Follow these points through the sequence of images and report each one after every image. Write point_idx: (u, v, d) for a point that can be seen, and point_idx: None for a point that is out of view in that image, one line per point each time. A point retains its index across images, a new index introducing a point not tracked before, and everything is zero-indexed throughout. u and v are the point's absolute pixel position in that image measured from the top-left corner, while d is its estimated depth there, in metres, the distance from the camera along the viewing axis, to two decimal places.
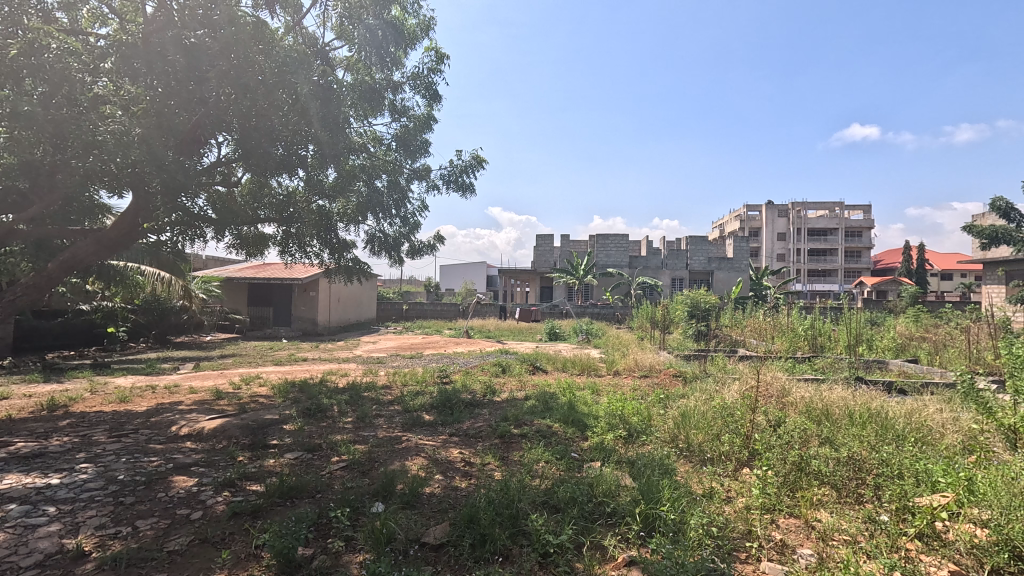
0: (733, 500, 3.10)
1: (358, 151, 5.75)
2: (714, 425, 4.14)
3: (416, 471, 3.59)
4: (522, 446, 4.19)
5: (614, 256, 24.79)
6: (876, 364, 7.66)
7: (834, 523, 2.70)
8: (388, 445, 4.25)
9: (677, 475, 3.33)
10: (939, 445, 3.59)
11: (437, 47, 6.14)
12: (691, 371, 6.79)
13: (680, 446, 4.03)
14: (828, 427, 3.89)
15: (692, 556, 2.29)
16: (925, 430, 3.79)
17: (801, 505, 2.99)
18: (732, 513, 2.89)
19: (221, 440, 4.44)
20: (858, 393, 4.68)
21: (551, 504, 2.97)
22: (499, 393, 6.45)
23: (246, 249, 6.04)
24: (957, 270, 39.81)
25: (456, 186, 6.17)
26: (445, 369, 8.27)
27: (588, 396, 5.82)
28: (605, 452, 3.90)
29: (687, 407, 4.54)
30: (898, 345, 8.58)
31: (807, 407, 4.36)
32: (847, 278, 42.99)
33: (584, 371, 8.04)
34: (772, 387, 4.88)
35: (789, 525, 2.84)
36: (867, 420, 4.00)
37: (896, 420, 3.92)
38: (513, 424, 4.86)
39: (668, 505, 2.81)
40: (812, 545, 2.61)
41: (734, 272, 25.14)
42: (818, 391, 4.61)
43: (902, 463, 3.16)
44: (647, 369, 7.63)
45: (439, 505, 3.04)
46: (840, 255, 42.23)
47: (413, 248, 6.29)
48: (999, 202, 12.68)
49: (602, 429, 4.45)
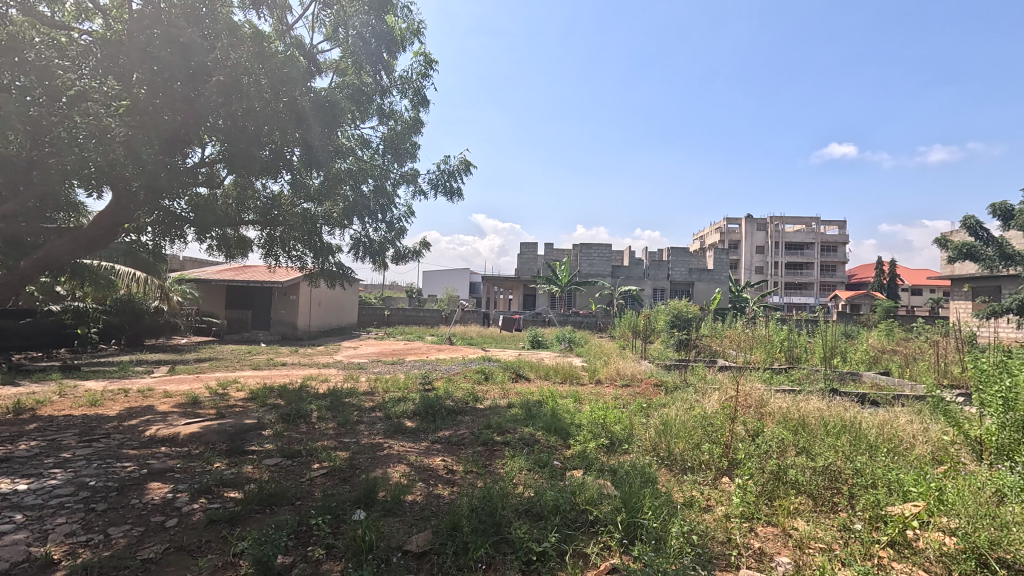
0: (712, 509, 3.13)
1: (345, 155, 5.72)
2: (694, 434, 4.20)
3: (397, 479, 3.55)
4: (505, 454, 4.19)
5: (596, 266, 25.08)
6: (850, 376, 7.83)
7: (810, 532, 2.73)
8: (369, 452, 4.20)
9: (658, 484, 3.36)
10: (910, 454, 3.70)
11: (426, 51, 6.12)
12: (671, 381, 6.88)
13: (661, 454, 4.05)
14: (804, 438, 3.96)
15: (673, 563, 2.33)
16: (895, 441, 3.90)
17: (778, 514, 3.02)
18: (712, 521, 2.93)
19: (197, 445, 4.35)
20: (833, 404, 4.80)
21: (533, 512, 2.96)
22: (482, 401, 6.42)
23: (227, 252, 5.95)
24: (926, 286, 41.17)
25: (442, 191, 6.16)
26: (427, 376, 8.19)
27: (570, 405, 5.85)
28: (587, 460, 3.91)
29: (668, 416, 4.60)
30: (870, 358, 8.80)
31: (784, 418, 4.43)
32: (822, 291, 43.96)
33: (566, 379, 8.07)
34: (751, 396, 4.95)
35: (767, 534, 2.86)
36: (840, 430, 4.08)
37: (867, 431, 4.02)
38: (496, 432, 4.84)
39: (649, 512, 2.82)
40: (789, 553, 2.64)
41: (714, 283, 25.53)
42: (794, 402, 4.71)
43: (873, 473, 3.27)
44: (628, 377, 7.73)
45: (422, 513, 3.02)
46: (816, 269, 43.27)
47: (397, 255, 6.25)
48: (969, 220, 13.06)
49: (585, 438, 4.45)
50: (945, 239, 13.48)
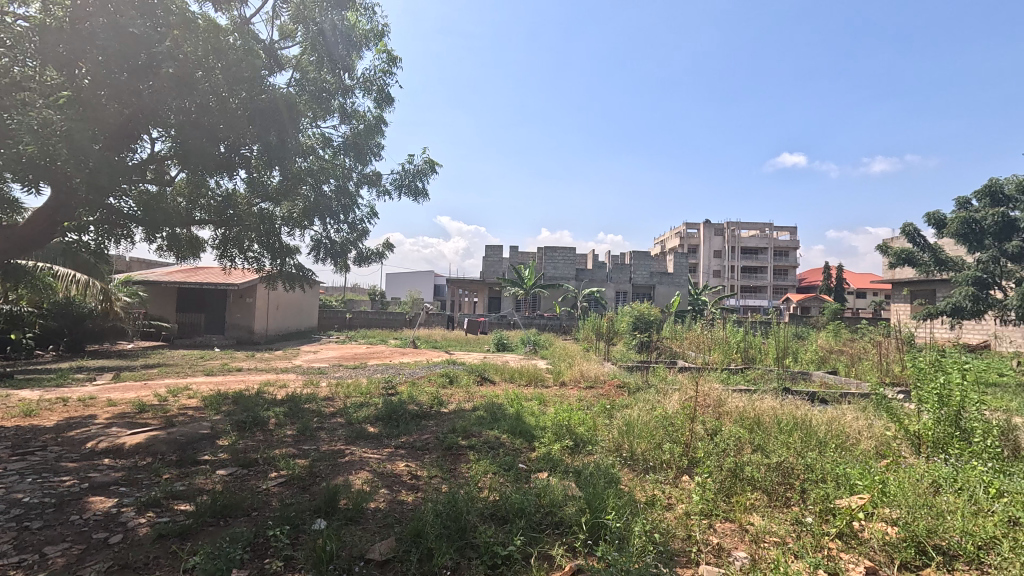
0: (673, 507, 3.21)
1: (305, 154, 5.57)
2: (655, 434, 4.29)
3: (359, 486, 3.47)
4: (469, 458, 4.16)
5: (561, 269, 25.33)
6: (801, 375, 8.19)
7: (765, 526, 2.84)
8: (330, 459, 4.09)
9: (621, 484, 3.41)
10: (855, 449, 3.90)
11: (390, 50, 6.03)
12: (633, 383, 7.02)
13: (624, 455, 4.12)
14: (759, 435, 4.11)
15: (636, 562, 2.37)
16: (842, 436, 4.10)
17: (736, 510, 3.12)
18: (673, 519, 3.00)
19: (145, 457, 4.12)
20: (786, 402, 5.00)
21: (498, 516, 2.96)
22: (446, 405, 6.37)
23: (179, 252, 5.69)
24: (870, 289, 43.59)
25: (406, 190, 6.08)
26: (390, 380, 8.06)
27: (535, 407, 5.87)
28: (552, 462, 3.93)
29: (630, 417, 4.67)
30: (819, 357, 9.23)
31: (741, 417, 4.58)
32: (775, 294, 45.84)
33: (530, 381, 8.10)
34: (709, 396, 5.10)
35: (725, 529, 2.95)
36: (793, 427, 4.26)
37: (817, 428, 4.21)
38: (461, 436, 4.81)
39: (613, 512, 2.85)
40: (746, 547, 2.73)
41: (674, 286, 26.22)
42: (750, 401, 4.89)
43: (823, 468, 3.42)
44: (592, 379, 7.83)
45: (384, 520, 2.96)
46: (770, 273, 45.10)
47: (360, 256, 6.12)
48: (907, 227, 13.90)
49: (550, 440, 4.47)
50: (886, 245, 14.30)
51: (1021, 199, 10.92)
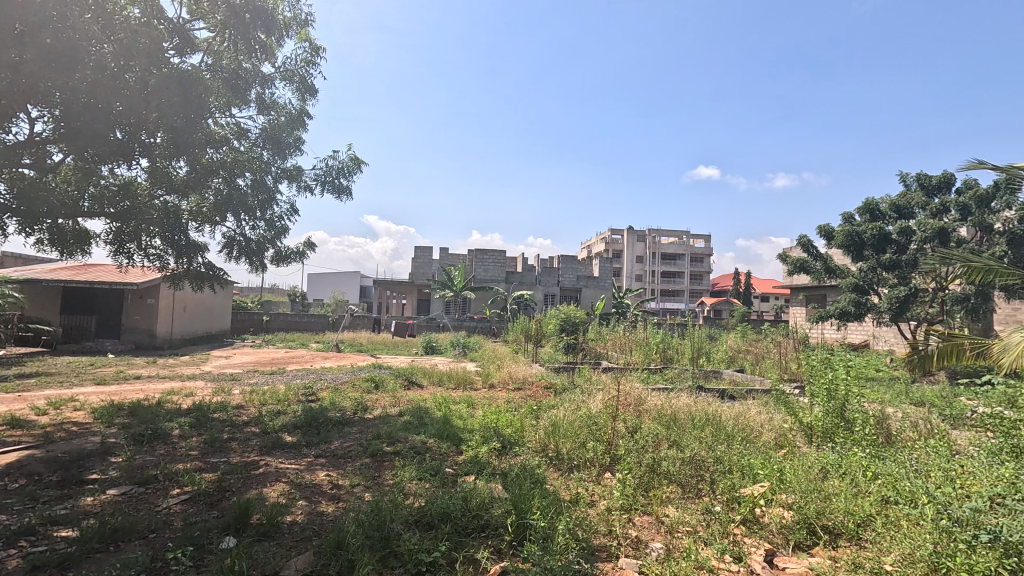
0: (596, 503, 3.31)
1: (217, 144, 5.18)
2: (580, 433, 4.41)
3: (275, 499, 3.27)
4: (395, 464, 4.06)
5: (490, 272, 25.40)
6: (713, 374, 8.78)
7: (679, 517, 3.00)
8: (242, 472, 3.82)
9: (546, 484, 3.47)
10: (758, 441, 4.24)
11: (313, 40, 5.77)
12: (560, 384, 7.19)
13: (550, 454, 4.20)
14: (675, 432, 4.35)
15: (559, 560, 2.43)
16: (748, 430, 4.44)
17: (653, 503, 3.28)
18: (596, 515, 3.09)
19: (17, 479, 3.63)
20: (698, 400, 5.33)
21: (423, 522, 2.90)
22: (371, 410, 6.17)
23: (64, 248, 5.08)
24: (772, 294, 47.67)
25: (330, 187, 5.84)
26: (311, 386, 7.68)
27: (463, 410, 5.84)
28: (479, 464, 3.92)
29: (557, 417, 4.77)
30: (728, 357, 9.96)
31: (659, 414, 4.82)
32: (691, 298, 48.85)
33: (459, 384, 8.05)
34: (630, 395, 5.32)
35: (643, 522, 3.09)
36: (704, 423, 4.56)
37: (726, 423, 4.53)
38: (386, 442, 4.67)
39: (538, 512, 2.90)
40: (661, 538, 2.88)
41: (600, 289, 27.18)
42: (668, 399, 5.17)
43: (730, 460, 3.68)
44: (520, 381, 7.92)
45: (302, 533, 2.81)
46: (686, 277, 48.00)
47: (278, 255, 5.78)
48: (802, 238, 15.31)
49: (477, 443, 4.46)
50: (785, 254, 15.67)
51: (892, 217, 12.26)
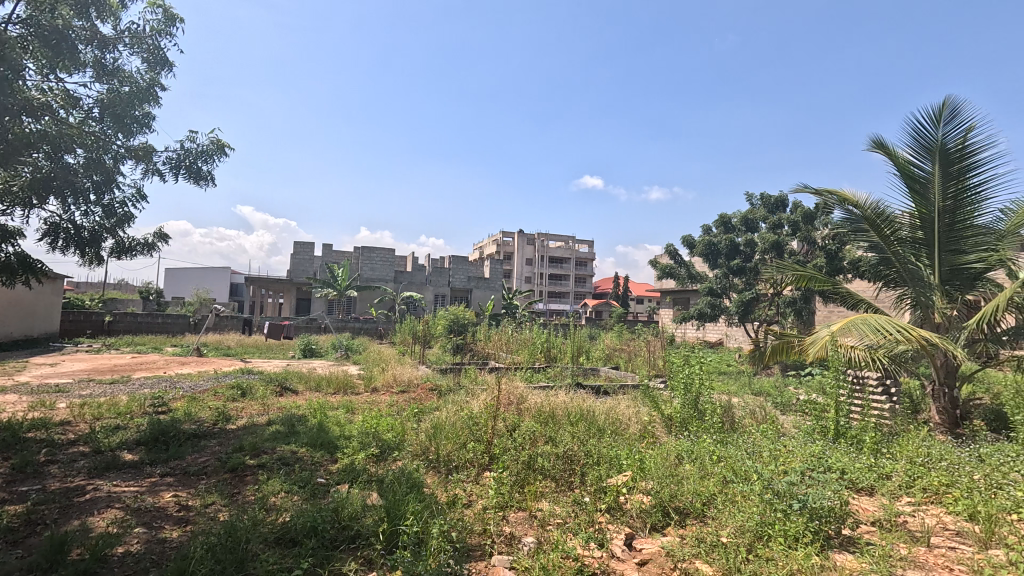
0: (472, 504, 3.34)
1: (37, 113, 4.30)
2: (461, 434, 4.42)
3: (103, 528, 2.83)
4: (258, 478, 3.73)
5: (379, 271, 24.42)
6: (591, 371, 9.34)
7: (551, 510, 3.13)
8: (62, 501, 3.25)
9: (423, 487, 3.42)
10: (625, 433, 4.58)
11: (166, 4, 5.02)
12: (445, 385, 7.15)
13: (430, 457, 4.15)
14: (551, 428, 4.54)
15: (431, 564, 2.40)
16: (617, 423, 4.78)
17: (527, 499, 3.39)
18: (472, 515, 3.11)
19: None
20: (575, 396, 5.62)
21: (285, 539, 2.70)
22: (235, 420, 5.61)
23: None
24: (646, 296, 52.07)
25: (185, 174, 5.17)
26: (162, 395, 6.78)
27: (340, 416, 5.55)
28: (353, 472, 3.75)
29: (438, 419, 4.73)
30: (606, 355, 10.67)
31: (537, 411, 4.99)
32: (576, 299, 51.54)
33: (339, 389, 7.64)
34: (512, 395, 5.45)
35: (517, 518, 3.18)
36: (579, 418, 4.82)
37: (598, 417, 4.83)
38: (249, 455, 4.28)
39: (411, 517, 2.84)
40: (534, 532, 2.98)
41: (490, 290, 27.56)
42: (547, 397, 5.38)
43: (599, 453, 3.93)
44: (405, 384, 7.74)
45: (136, 566, 2.46)
46: (572, 280, 50.56)
47: (119, 246, 5.01)
48: (670, 246, 16.81)
49: (353, 450, 4.26)
50: (655, 260, 17.12)
51: (741, 230, 13.91)
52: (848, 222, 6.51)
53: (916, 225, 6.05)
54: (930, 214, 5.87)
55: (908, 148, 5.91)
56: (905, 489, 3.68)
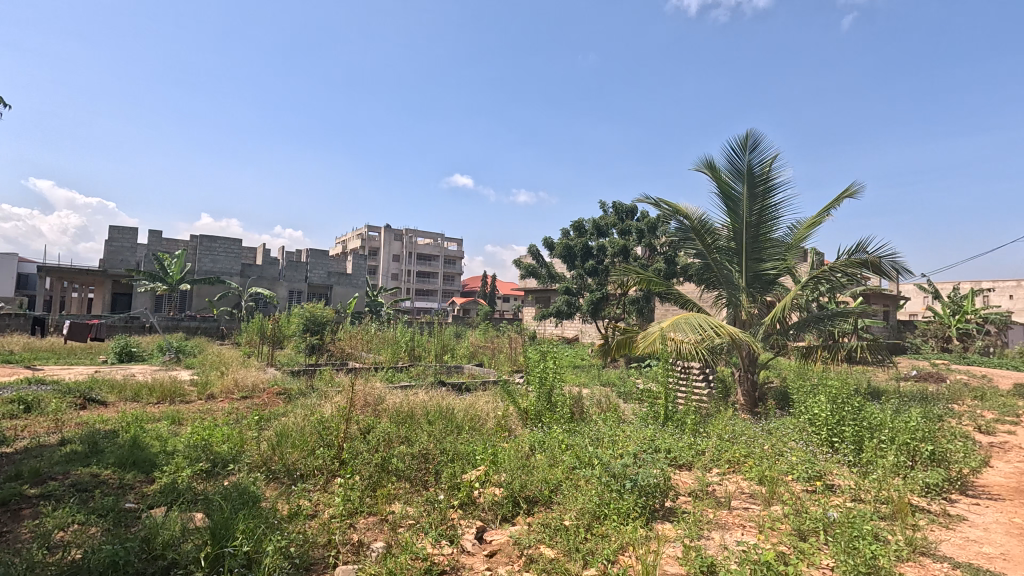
0: (318, 514, 3.13)
1: None
2: (309, 441, 4.12)
3: None
4: (41, 511, 3.06)
5: (221, 263, 21.62)
6: (454, 369, 9.37)
7: (403, 512, 3.07)
8: None
9: (261, 502, 3.12)
10: (482, 428, 4.70)
11: None
12: (295, 389, 6.61)
13: (271, 468, 3.81)
14: (408, 428, 4.46)
15: None
16: (475, 418, 4.88)
17: (378, 502, 3.28)
18: (315, 527, 2.91)
19: None
20: (434, 394, 5.60)
21: None
22: (12, 443, 4.54)
23: None
24: (511, 295, 54.02)
25: None
26: None
27: (163, 429, 4.81)
28: (174, 493, 3.27)
29: (284, 426, 4.35)
30: (469, 352, 10.83)
31: (395, 412, 4.87)
32: (444, 298, 51.48)
33: (164, 398, 6.63)
34: (369, 396, 5.22)
35: (366, 525, 3.06)
36: (437, 416, 4.80)
37: (457, 414, 4.88)
38: (31, 484, 3.49)
39: (243, 536, 2.56)
40: (384, 537, 2.89)
41: (353, 287, 26.20)
42: (406, 396, 5.27)
43: (455, 449, 3.97)
44: (248, 389, 6.99)
45: None
46: (440, 278, 50.37)
47: None
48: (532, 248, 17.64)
49: (177, 466, 3.70)
50: (519, 260, 17.82)
51: (595, 234, 15.13)
52: (679, 231, 7.44)
53: (730, 236, 7.14)
54: (740, 227, 6.96)
55: (725, 169, 6.91)
56: (714, 461, 4.32)
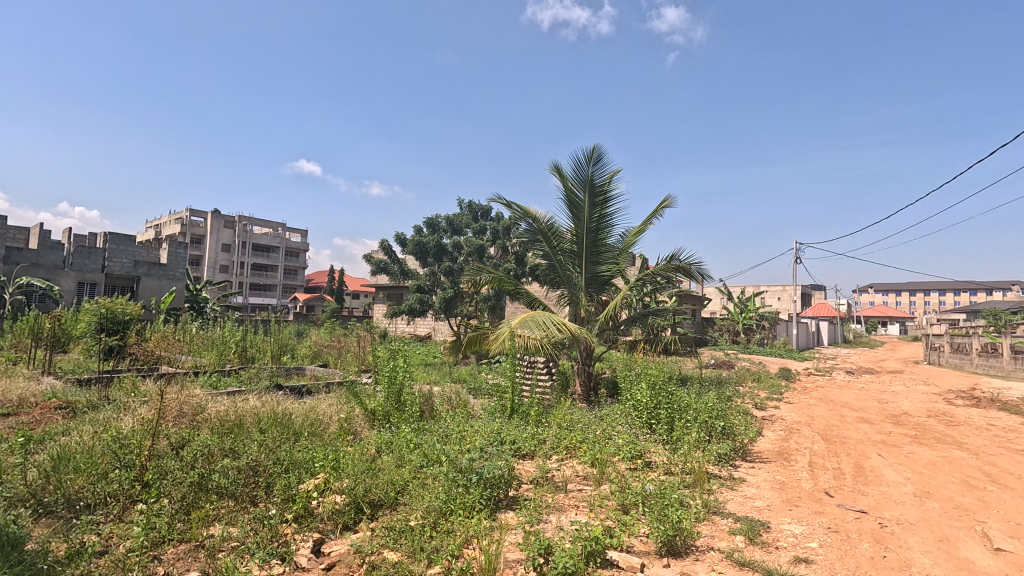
0: (109, 550, 2.62)
1: None
2: (99, 462, 3.41)
3: None
4: None
5: None
6: (294, 370, 8.60)
7: (225, 534, 2.72)
8: None
9: (25, 544, 2.49)
10: (324, 433, 4.41)
11: None
12: (84, 401, 5.43)
13: (41, 501, 3.06)
14: (234, 438, 3.97)
15: None
16: (316, 423, 4.55)
17: (193, 527, 2.86)
18: (104, 565, 2.42)
19: None
20: (269, 399, 5.06)
21: None
22: None
23: None
24: (362, 292, 51.63)
25: None
26: None
27: None
28: None
29: (65, 446, 3.54)
30: (312, 352, 10.07)
31: (220, 421, 4.30)
32: (284, 293, 47.11)
33: None
34: (187, 404, 4.51)
35: (174, 556, 2.64)
36: (271, 423, 4.36)
37: (295, 420, 4.49)
38: None
39: None
40: (199, 565, 2.53)
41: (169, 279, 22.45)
42: (234, 403, 4.67)
43: (290, 458, 3.64)
44: (13, 404, 5.55)
45: None
46: (280, 272, 45.95)
47: None
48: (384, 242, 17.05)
49: None
50: (370, 255, 17.08)
51: (449, 232, 15.19)
52: (528, 232, 7.83)
53: (573, 239, 7.74)
54: (582, 232, 7.59)
55: (571, 178, 7.48)
56: (554, 449, 4.64)
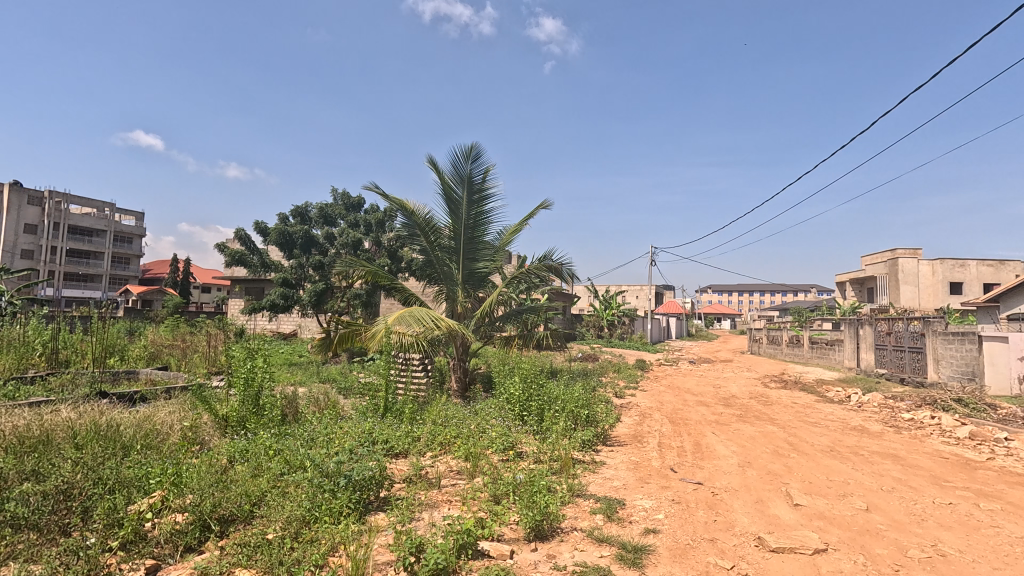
0: None
1: None
2: None
3: None
4: None
5: None
6: (124, 375, 7.39)
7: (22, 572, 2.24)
8: None
9: None
10: (163, 444, 3.87)
11: None
12: None
13: None
14: (38, 457, 3.29)
15: None
16: (152, 434, 3.98)
17: None
18: None
19: None
20: (89, 408, 4.29)
21: None
22: None
23: None
24: (214, 285, 46.14)
25: None
26: None
27: None
28: None
29: None
30: (149, 354, 8.76)
31: (17, 438, 3.53)
32: (113, 285, 40.26)
33: None
34: None
35: None
36: (91, 436, 3.70)
37: (124, 431, 3.87)
38: None
39: None
40: None
41: None
42: (38, 415, 3.88)
43: (116, 476, 3.11)
44: None
45: None
46: (107, 260, 39.13)
47: None
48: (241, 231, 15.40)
49: None
50: (224, 244, 15.31)
51: (319, 223, 14.22)
52: (405, 226, 7.64)
53: (451, 235, 7.73)
54: (460, 228, 7.61)
55: (450, 174, 7.45)
56: (428, 446, 4.59)
